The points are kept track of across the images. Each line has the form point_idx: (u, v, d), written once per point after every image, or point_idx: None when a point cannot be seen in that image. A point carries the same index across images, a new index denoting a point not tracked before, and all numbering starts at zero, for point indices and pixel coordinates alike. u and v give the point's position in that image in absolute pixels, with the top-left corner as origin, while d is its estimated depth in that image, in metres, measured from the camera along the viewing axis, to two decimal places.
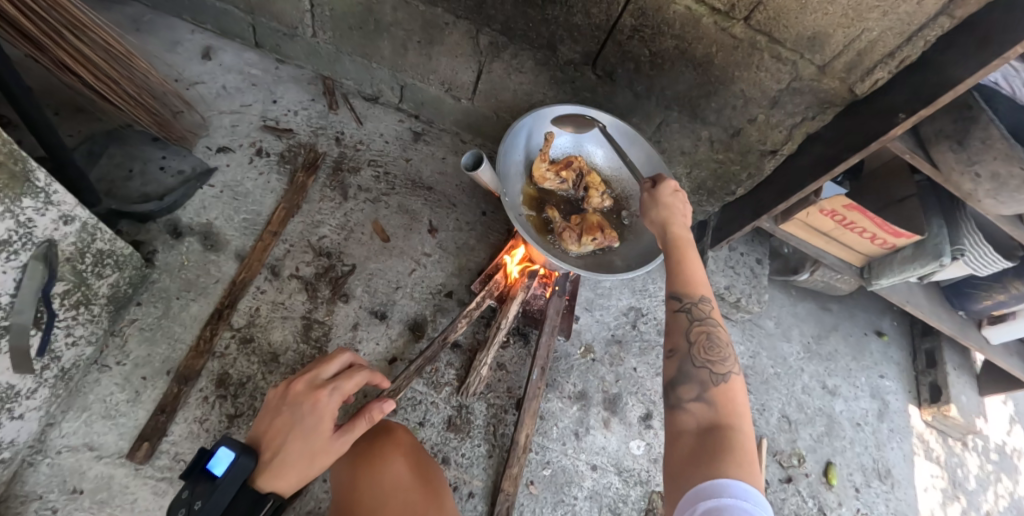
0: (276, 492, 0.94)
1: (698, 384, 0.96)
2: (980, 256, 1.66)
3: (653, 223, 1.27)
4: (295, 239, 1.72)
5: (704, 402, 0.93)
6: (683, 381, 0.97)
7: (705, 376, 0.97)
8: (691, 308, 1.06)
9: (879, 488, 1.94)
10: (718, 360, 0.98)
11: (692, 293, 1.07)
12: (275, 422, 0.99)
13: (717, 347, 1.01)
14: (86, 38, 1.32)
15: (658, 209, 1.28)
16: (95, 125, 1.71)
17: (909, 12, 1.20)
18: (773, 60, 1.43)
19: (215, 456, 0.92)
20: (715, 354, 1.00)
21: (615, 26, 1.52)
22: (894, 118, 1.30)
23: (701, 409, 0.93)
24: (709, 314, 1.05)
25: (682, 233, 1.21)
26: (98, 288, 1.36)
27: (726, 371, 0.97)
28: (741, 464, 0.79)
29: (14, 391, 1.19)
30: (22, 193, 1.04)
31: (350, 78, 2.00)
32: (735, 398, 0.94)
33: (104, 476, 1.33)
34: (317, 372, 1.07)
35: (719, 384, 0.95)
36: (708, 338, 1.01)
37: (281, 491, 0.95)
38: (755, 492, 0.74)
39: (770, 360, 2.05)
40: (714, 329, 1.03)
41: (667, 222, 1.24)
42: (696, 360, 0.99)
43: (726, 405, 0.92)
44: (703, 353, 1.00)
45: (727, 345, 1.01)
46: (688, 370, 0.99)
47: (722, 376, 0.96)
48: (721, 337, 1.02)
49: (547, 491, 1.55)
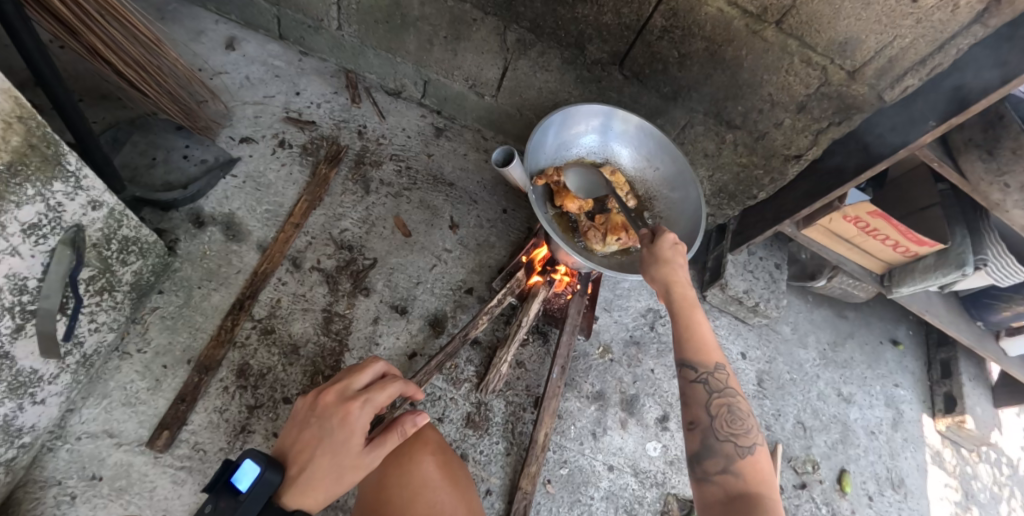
0: (303, 508, 0.93)
1: (724, 458, 0.99)
2: (1001, 266, 1.63)
3: (653, 280, 1.21)
4: (316, 231, 1.72)
5: (731, 475, 0.97)
6: (708, 455, 1.00)
7: (730, 450, 0.99)
8: (708, 379, 1.07)
9: (892, 497, 1.93)
10: (743, 433, 1.01)
11: (708, 362, 1.08)
12: (303, 436, 0.98)
13: (739, 420, 1.03)
14: (118, 25, 1.31)
15: (659, 266, 1.21)
16: (120, 112, 1.72)
17: (942, 20, 1.19)
18: (803, 65, 1.41)
19: (239, 469, 0.88)
20: (738, 427, 1.02)
21: (644, 26, 1.51)
22: (924, 126, 1.29)
23: (728, 480, 0.97)
24: (727, 384, 1.06)
25: (685, 289, 1.17)
26: (122, 275, 1.36)
27: (750, 443, 1.00)
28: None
29: (37, 376, 1.18)
30: (53, 177, 1.04)
31: (373, 72, 2.01)
32: (761, 470, 0.98)
33: (123, 463, 1.32)
34: (348, 382, 1.04)
35: (746, 457, 0.99)
36: (729, 411, 1.04)
37: (309, 507, 0.94)
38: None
39: (786, 365, 2.05)
40: (734, 399, 1.05)
41: (669, 283, 1.18)
42: (720, 434, 1.01)
43: (753, 477, 0.96)
44: (727, 426, 1.02)
45: (748, 416, 1.04)
46: (711, 444, 1.01)
47: (747, 449, 1.00)
48: (742, 409, 1.04)
49: (564, 491, 1.54)
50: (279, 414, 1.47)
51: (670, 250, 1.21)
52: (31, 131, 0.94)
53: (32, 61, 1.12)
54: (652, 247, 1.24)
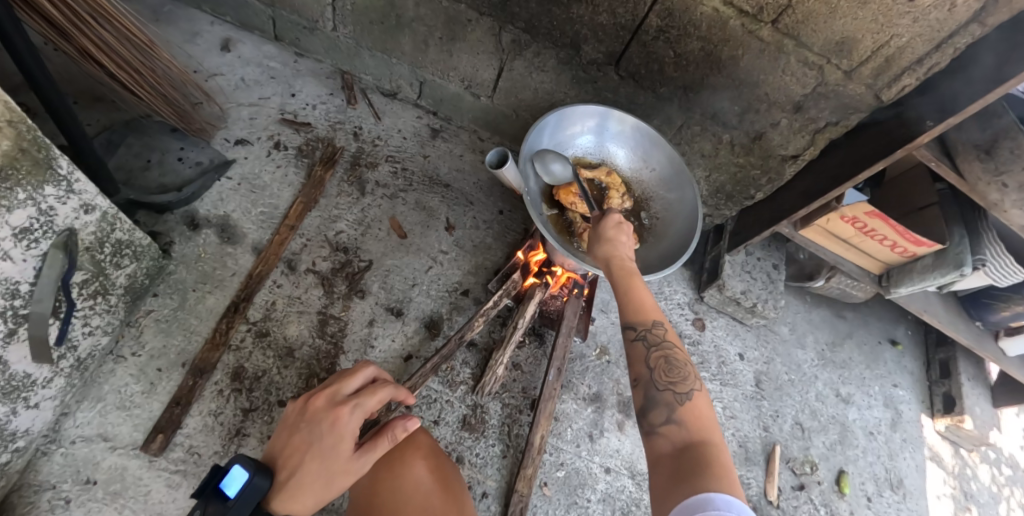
0: (291, 514, 0.92)
1: (665, 408, 0.95)
2: (1000, 266, 1.62)
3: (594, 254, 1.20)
4: (312, 233, 1.72)
5: (675, 424, 0.92)
6: (649, 409, 0.96)
7: (671, 399, 0.96)
8: (646, 335, 1.04)
9: (891, 498, 1.92)
10: (680, 380, 0.99)
11: (646, 319, 1.06)
12: (293, 440, 0.97)
13: (676, 368, 1.00)
14: (109, 27, 1.30)
15: (601, 240, 1.20)
16: (115, 114, 1.71)
17: (939, 19, 1.18)
18: (799, 65, 1.41)
19: (228, 475, 0.87)
20: (676, 375, 0.99)
21: (640, 26, 1.50)
22: (922, 126, 1.28)
23: (672, 430, 0.91)
24: (666, 337, 1.04)
25: (626, 255, 1.16)
26: (116, 278, 1.35)
27: (688, 389, 0.97)
28: (718, 472, 0.79)
29: (30, 380, 1.18)
30: (45, 180, 1.03)
31: (369, 73, 2.00)
32: (702, 413, 0.94)
33: (118, 467, 1.31)
34: (338, 387, 1.03)
35: (685, 403, 0.95)
36: (667, 361, 1.01)
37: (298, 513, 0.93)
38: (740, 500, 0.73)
39: (784, 366, 2.05)
40: (672, 351, 1.03)
41: (609, 253, 1.16)
42: (660, 385, 0.99)
43: (695, 422, 0.92)
44: (665, 376, 1.00)
45: (686, 364, 1.02)
46: (653, 396, 0.97)
47: (686, 395, 0.96)
48: (680, 359, 1.01)
49: (561, 493, 1.53)
50: (274, 417, 1.46)
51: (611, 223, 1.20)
52: (21, 135, 0.94)
53: (24, 65, 1.12)
54: (597, 224, 1.23)
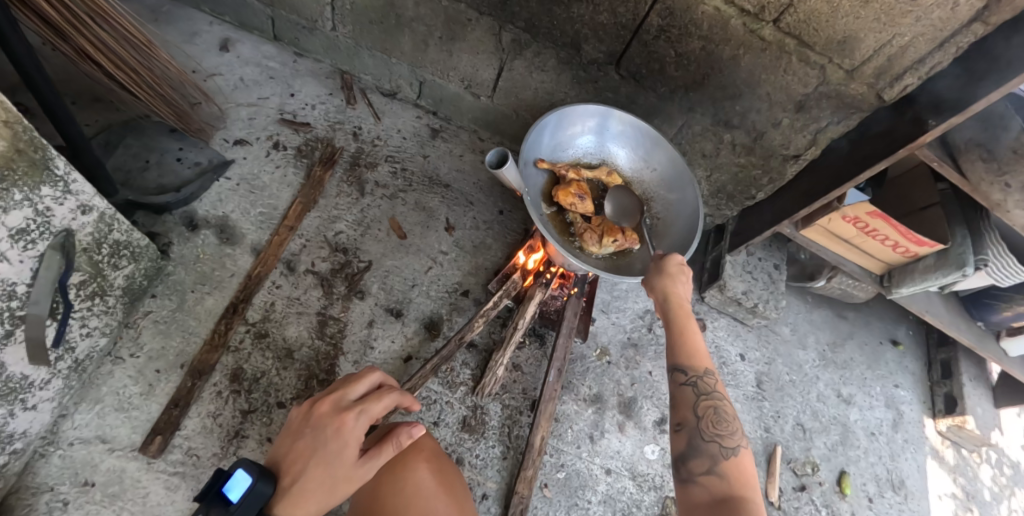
0: None
1: (708, 459, 0.98)
2: (1002, 266, 1.61)
3: (652, 290, 1.25)
4: (311, 234, 1.71)
5: (716, 476, 0.96)
6: (694, 456, 0.99)
7: (715, 450, 0.99)
8: (697, 382, 1.08)
9: (893, 499, 1.92)
10: (729, 433, 1.01)
11: (696, 366, 1.10)
12: (297, 445, 0.96)
13: (724, 421, 1.03)
14: (107, 27, 1.30)
15: (661, 277, 1.25)
16: (113, 114, 1.70)
17: (942, 18, 1.17)
18: (801, 64, 1.40)
19: (231, 479, 0.87)
20: (724, 427, 1.02)
21: (641, 26, 1.49)
22: (924, 125, 1.28)
23: (713, 481, 0.95)
24: (715, 388, 1.08)
25: (683, 300, 1.21)
26: (114, 280, 1.34)
27: (735, 445, 0.99)
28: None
29: (28, 382, 1.17)
30: (42, 181, 1.02)
31: (369, 73, 1.99)
32: (746, 471, 0.96)
33: (116, 469, 1.31)
34: (344, 392, 1.02)
35: (731, 457, 0.98)
36: (716, 413, 1.04)
37: None
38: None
39: (785, 367, 2.04)
40: (721, 403, 1.06)
41: (666, 291, 1.22)
42: (706, 434, 1.02)
43: (738, 478, 0.95)
44: (712, 427, 1.02)
45: (735, 419, 1.04)
46: (696, 444, 1.00)
47: (732, 450, 0.99)
48: (729, 413, 1.04)
49: (561, 495, 1.52)
50: (273, 419, 1.45)
51: (673, 264, 1.25)
52: (17, 135, 0.93)
53: (20, 65, 1.11)
54: (659, 260, 1.29)
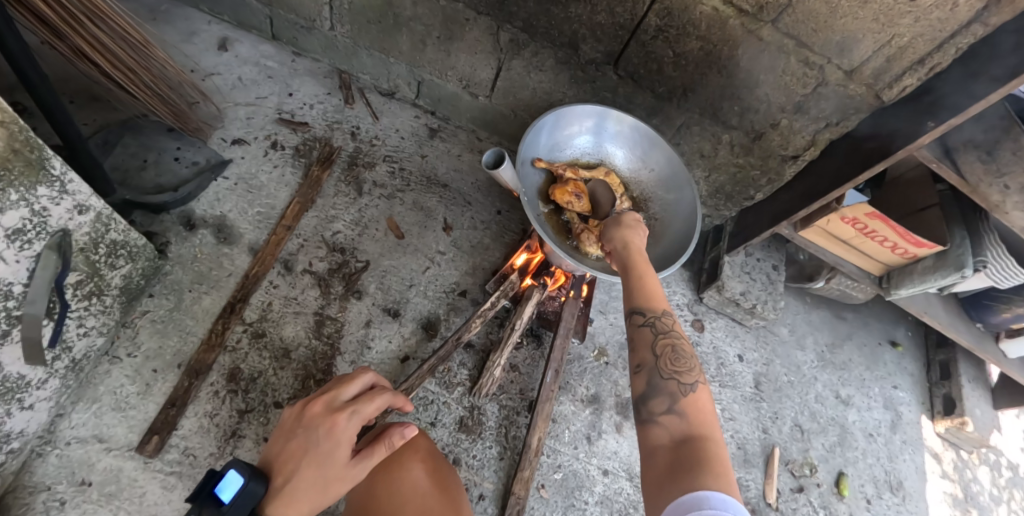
0: None
1: (667, 398, 0.92)
2: (1002, 268, 1.61)
3: (610, 241, 1.22)
4: (308, 234, 1.71)
5: (676, 415, 0.90)
6: (653, 396, 0.93)
7: (673, 389, 0.93)
8: (655, 322, 1.02)
9: (891, 501, 1.92)
10: (686, 370, 0.96)
11: (654, 306, 1.05)
12: (289, 445, 0.95)
13: (683, 358, 0.98)
14: (105, 26, 1.29)
15: (619, 230, 1.22)
16: (111, 114, 1.71)
17: (941, 18, 1.17)
18: (799, 64, 1.39)
19: (223, 479, 0.86)
20: (681, 365, 0.97)
21: (639, 25, 1.49)
22: (923, 127, 1.27)
23: (672, 421, 0.89)
24: (673, 326, 1.02)
25: (641, 249, 1.17)
26: (111, 279, 1.34)
27: (693, 381, 0.94)
28: (717, 471, 0.76)
29: (24, 381, 1.17)
30: (38, 181, 1.02)
31: (367, 72, 1.99)
32: (705, 409, 0.91)
33: (113, 469, 1.31)
34: (336, 392, 1.02)
35: (688, 395, 0.92)
36: (674, 351, 0.99)
37: None
38: (737, 502, 0.71)
39: (784, 367, 2.04)
40: (679, 340, 1.01)
41: (625, 240, 1.19)
42: (663, 372, 0.96)
43: (696, 417, 0.89)
44: (670, 365, 0.97)
45: (692, 357, 0.99)
46: (655, 384, 0.95)
47: (690, 387, 0.93)
48: (687, 350, 0.99)
49: (558, 495, 1.52)
50: (270, 419, 1.46)
51: (631, 219, 1.24)
52: (14, 135, 0.93)
53: (17, 65, 1.11)
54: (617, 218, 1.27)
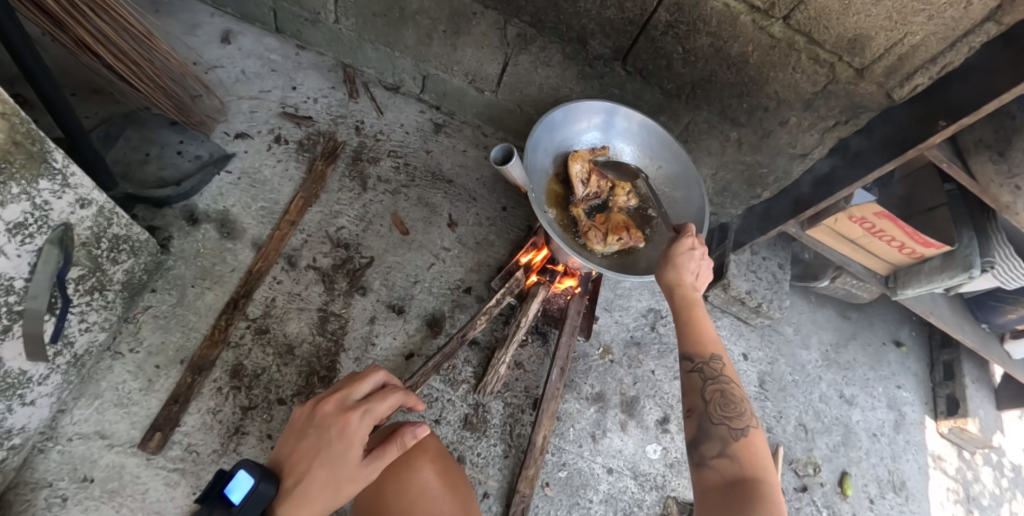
0: None
1: (719, 442, 0.93)
2: (1010, 268, 1.61)
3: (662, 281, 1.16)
4: (312, 229, 1.69)
5: (728, 459, 0.90)
6: (703, 439, 0.94)
7: (725, 433, 0.94)
8: (703, 368, 1.02)
9: (894, 500, 1.91)
10: (736, 415, 0.96)
11: (704, 351, 1.04)
12: (301, 446, 0.93)
13: (732, 404, 0.97)
14: (107, 19, 1.27)
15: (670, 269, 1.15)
16: (112, 107, 1.69)
17: (954, 17, 1.15)
18: (810, 62, 1.38)
19: (233, 480, 0.84)
20: (732, 410, 0.97)
21: (648, 21, 1.47)
22: (934, 125, 1.26)
23: (724, 465, 0.90)
24: (723, 372, 1.01)
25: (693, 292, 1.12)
26: (113, 274, 1.33)
27: (744, 426, 0.94)
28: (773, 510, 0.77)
29: (26, 377, 1.16)
30: (39, 174, 1.00)
31: (371, 66, 1.97)
32: (757, 451, 0.91)
33: (115, 465, 1.30)
34: (348, 392, 0.99)
35: (740, 439, 0.92)
36: (723, 396, 0.98)
37: None
38: None
39: (788, 367, 2.03)
40: (729, 387, 1.00)
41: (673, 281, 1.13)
42: (713, 417, 0.97)
43: (749, 459, 0.89)
44: (719, 410, 0.97)
45: (743, 401, 0.98)
46: (705, 428, 0.96)
47: (741, 431, 0.94)
48: (737, 395, 0.99)
49: (563, 494, 1.52)
50: (273, 415, 1.44)
51: (682, 252, 1.14)
52: (14, 127, 0.91)
53: (19, 57, 1.09)
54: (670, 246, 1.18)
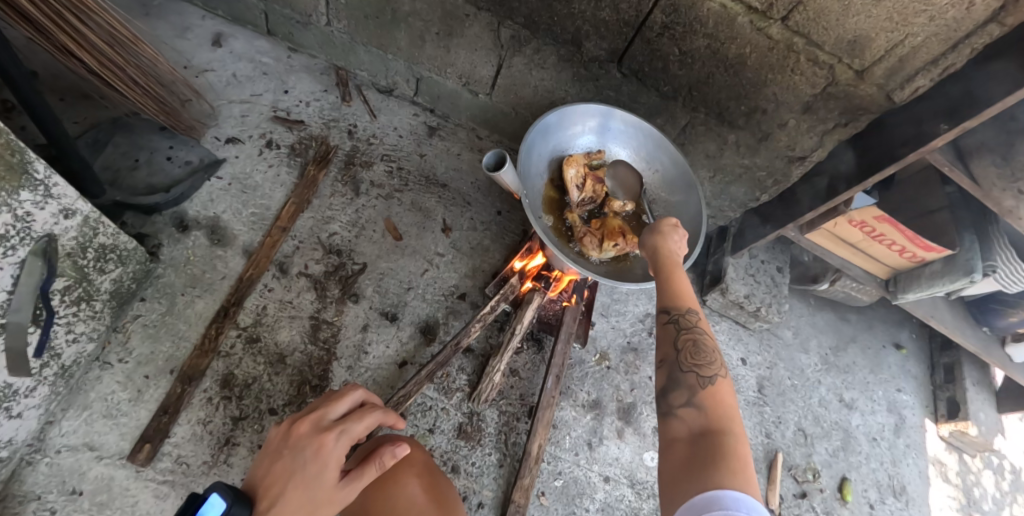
0: None
1: (687, 391, 0.88)
2: (1011, 272, 1.60)
3: (643, 248, 1.16)
4: (304, 235, 1.67)
5: (694, 409, 0.86)
6: (671, 388, 0.90)
7: (693, 381, 0.89)
8: (679, 319, 0.97)
9: (894, 506, 1.90)
10: (706, 364, 0.91)
11: (681, 304, 0.99)
12: (274, 468, 0.90)
13: (704, 353, 0.92)
14: (91, 24, 1.24)
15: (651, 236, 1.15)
16: (101, 112, 1.66)
17: (957, 18, 1.13)
18: (808, 64, 1.35)
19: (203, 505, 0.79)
20: (702, 358, 0.92)
21: (644, 23, 1.44)
22: (935, 129, 1.23)
23: (690, 415, 0.85)
24: (697, 323, 0.96)
25: (674, 253, 1.11)
26: (100, 284, 1.31)
27: (714, 375, 0.89)
28: (736, 470, 0.72)
29: (12, 390, 1.14)
30: (21, 185, 0.98)
31: (364, 69, 1.94)
32: (725, 401, 0.86)
33: (104, 477, 1.28)
34: (325, 411, 0.99)
35: (708, 389, 0.88)
36: (695, 344, 0.93)
37: None
38: (755, 502, 0.67)
39: (787, 371, 2.01)
40: (702, 335, 0.95)
41: (656, 245, 1.13)
42: (683, 366, 0.92)
43: (716, 409, 0.85)
44: (690, 358, 0.92)
45: (715, 350, 0.94)
46: (675, 377, 0.91)
47: (710, 380, 0.89)
48: (709, 345, 0.93)
49: (558, 503, 1.50)
50: (264, 426, 1.42)
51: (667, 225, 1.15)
52: None
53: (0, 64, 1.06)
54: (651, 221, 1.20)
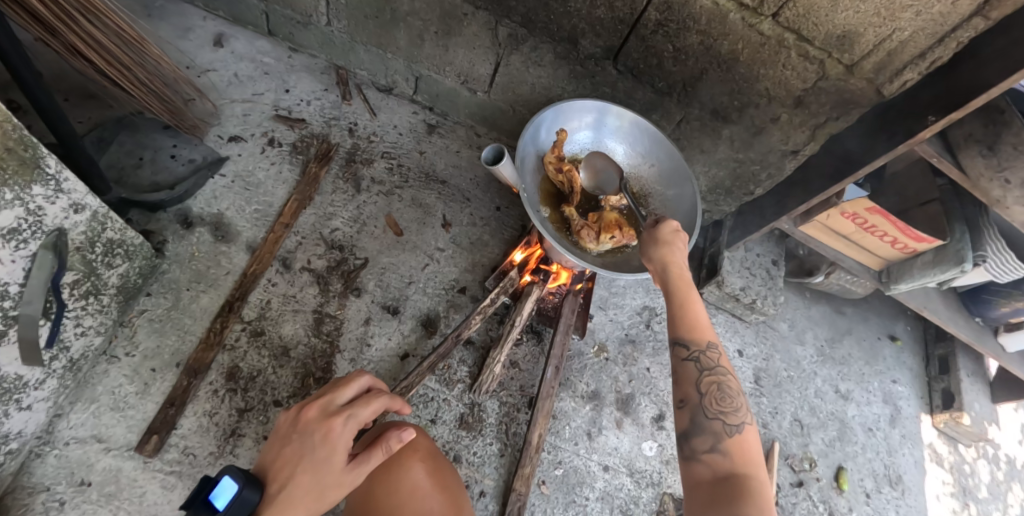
0: None
1: (711, 436, 0.92)
2: (1001, 263, 1.62)
3: (650, 260, 1.18)
4: (306, 231, 1.70)
5: (720, 454, 0.90)
6: (696, 433, 0.93)
7: (718, 428, 0.92)
8: (699, 357, 1.01)
9: (890, 495, 1.92)
10: (731, 410, 0.94)
11: (699, 339, 1.02)
12: (283, 453, 0.93)
13: (728, 398, 0.96)
14: (98, 24, 1.27)
15: (656, 247, 1.19)
16: (106, 112, 1.69)
17: (942, 12, 1.16)
18: (799, 59, 1.38)
19: (217, 487, 0.84)
20: (727, 404, 0.95)
21: (638, 20, 1.47)
22: (923, 121, 1.27)
23: (716, 460, 0.89)
24: (718, 362, 1.00)
25: (681, 268, 1.14)
26: (108, 279, 1.33)
27: (738, 422, 0.93)
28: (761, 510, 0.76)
29: (23, 382, 1.16)
30: (32, 180, 1.01)
31: (364, 68, 1.97)
32: (750, 448, 0.91)
33: (113, 469, 1.30)
34: (333, 396, 1.01)
35: (733, 436, 0.91)
36: (719, 390, 0.97)
37: None
38: None
39: (783, 362, 2.04)
40: (725, 379, 0.99)
41: (664, 259, 1.15)
42: (708, 411, 0.95)
43: (741, 456, 0.89)
44: (715, 403, 0.95)
45: (738, 395, 0.97)
46: (699, 422, 0.94)
47: (736, 427, 0.92)
48: (733, 388, 0.97)
49: (559, 492, 1.53)
50: (269, 417, 1.45)
51: (668, 232, 1.20)
52: (6, 134, 0.91)
53: (11, 63, 1.09)
54: (652, 229, 1.22)
